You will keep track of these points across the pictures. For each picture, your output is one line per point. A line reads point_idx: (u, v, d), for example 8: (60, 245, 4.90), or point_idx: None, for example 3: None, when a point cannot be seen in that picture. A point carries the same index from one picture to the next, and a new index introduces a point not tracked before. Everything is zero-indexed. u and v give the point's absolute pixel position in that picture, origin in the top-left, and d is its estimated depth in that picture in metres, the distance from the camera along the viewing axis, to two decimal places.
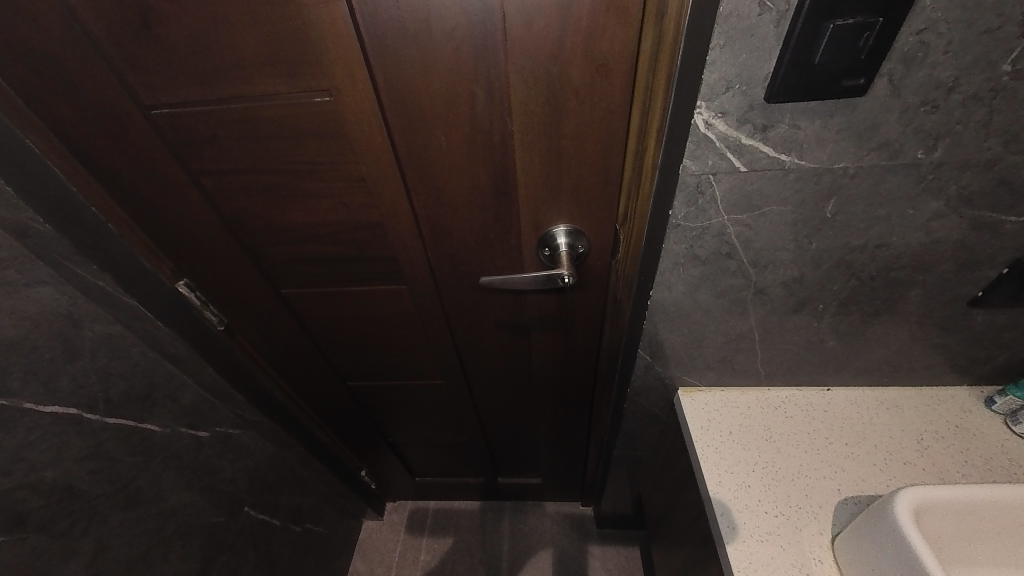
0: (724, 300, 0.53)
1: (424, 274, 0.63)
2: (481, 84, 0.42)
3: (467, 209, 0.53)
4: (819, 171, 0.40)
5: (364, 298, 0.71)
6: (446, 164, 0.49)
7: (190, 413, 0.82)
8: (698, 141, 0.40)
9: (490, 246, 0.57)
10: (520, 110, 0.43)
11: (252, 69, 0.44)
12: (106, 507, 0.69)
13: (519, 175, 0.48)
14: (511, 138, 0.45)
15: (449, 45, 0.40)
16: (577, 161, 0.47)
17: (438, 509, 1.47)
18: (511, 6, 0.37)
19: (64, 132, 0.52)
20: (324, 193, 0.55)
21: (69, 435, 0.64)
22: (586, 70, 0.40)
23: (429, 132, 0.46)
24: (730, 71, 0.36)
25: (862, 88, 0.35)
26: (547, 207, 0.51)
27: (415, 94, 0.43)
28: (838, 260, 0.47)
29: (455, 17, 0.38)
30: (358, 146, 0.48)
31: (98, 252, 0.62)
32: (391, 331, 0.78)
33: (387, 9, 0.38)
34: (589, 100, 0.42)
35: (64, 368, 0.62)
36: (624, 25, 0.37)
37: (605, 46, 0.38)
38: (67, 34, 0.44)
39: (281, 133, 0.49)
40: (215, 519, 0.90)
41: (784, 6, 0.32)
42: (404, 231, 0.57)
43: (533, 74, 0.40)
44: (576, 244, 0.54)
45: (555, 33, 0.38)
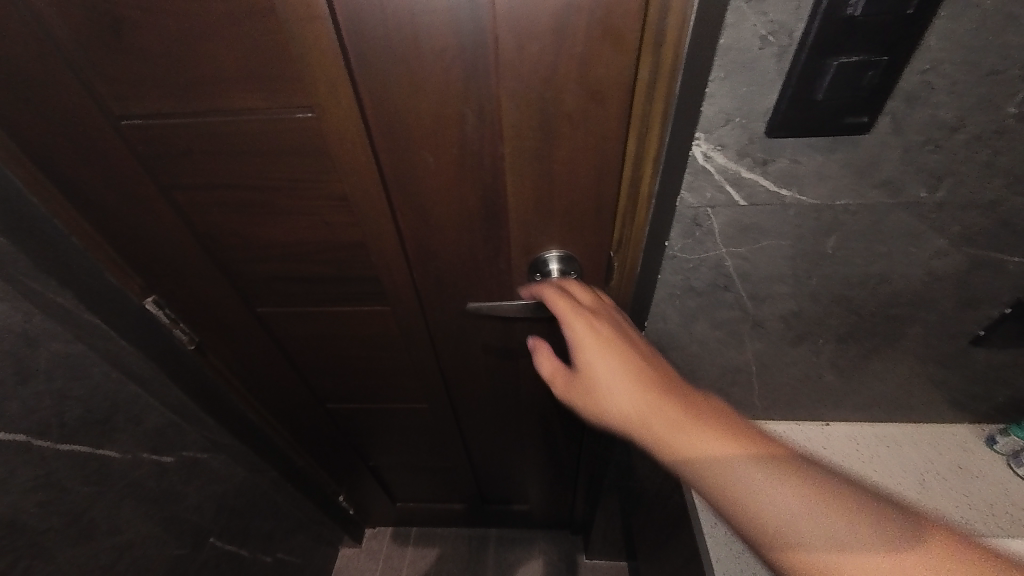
0: (721, 331, 0.52)
1: (409, 297, 0.61)
2: (471, 107, 0.40)
3: (454, 233, 0.51)
4: (819, 207, 0.40)
5: (344, 319, 0.68)
6: (434, 185, 0.46)
7: (154, 437, 0.77)
8: (696, 173, 0.39)
9: (478, 268, 0.55)
10: (510, 134, 0.41)
11: (229, 83, 0.42)
12: (55, 542, 0.64)
13: (510, 199, 0.46)
14: (503, 161, 0.43)
15: (438, 66, 0.38)
16: (568, 189, 0.44)
17: (420, 535, 1.40)
18: (503, 30, 0.35)
19: (28, 140, 0.49)
20: (304, 211, 0.52)
21: (16, 464, 0.58)
22: (580, 97, 0.38)
23: (417, 154, 0.44)
24: (729, 105, 0.35)
25: (864, 126, 0.34)
26: (540, 233, 0.49)
27: (402, 113, 0.41)
28: (838, 295, 0.46)
29: (445, 37, 0.36)
30: (341, 164, 0.46)
31: (59, 267, 0.58)
32: (373, 353, 0.74)
33: (374, 26, 0.36)
34: (584, 126, 0.39)
35: (15, 392, 0.57)
36: (620, 50, 0.35)
37: (600, 73, 0.36)
38: (33, 40, 0.41)
39: (259, 149, 0.47)
40: (177, 551, 0.84)
41: (785, 40, 0.31)
42: (388, 251, 0.55)
43: (526, 98, 0.39)
44: (568, 270, 0.51)
45: (548, 59, 0.36)
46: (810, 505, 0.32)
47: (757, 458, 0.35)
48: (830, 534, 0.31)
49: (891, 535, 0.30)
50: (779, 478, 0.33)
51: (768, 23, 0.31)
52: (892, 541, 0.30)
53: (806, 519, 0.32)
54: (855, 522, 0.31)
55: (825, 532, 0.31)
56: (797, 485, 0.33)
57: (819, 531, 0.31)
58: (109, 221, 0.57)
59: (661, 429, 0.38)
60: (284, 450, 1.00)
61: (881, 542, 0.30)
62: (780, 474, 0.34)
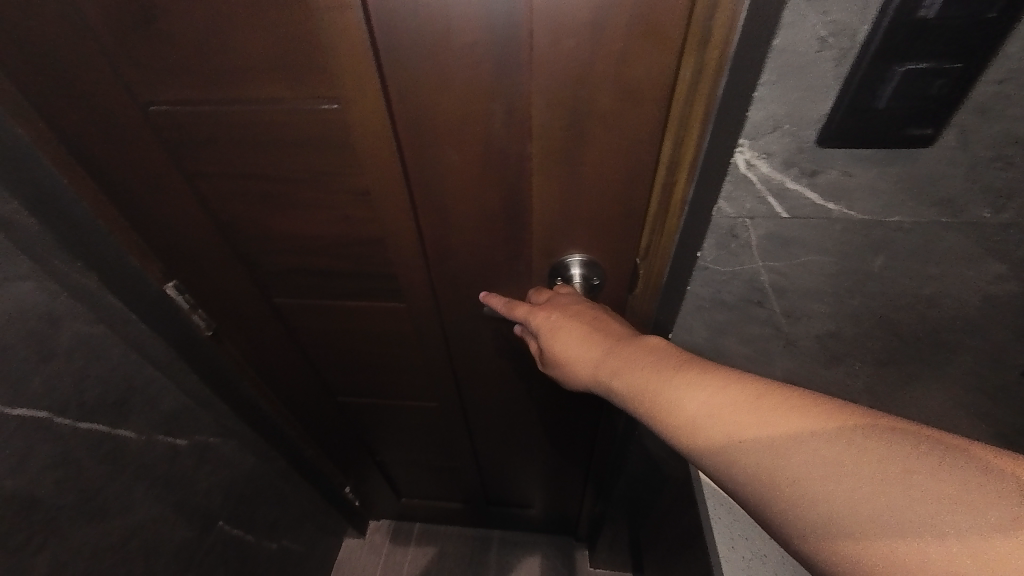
0: (750, 348, 0.49)
1: (425, 295, 0.60)
2: (500, 103, 0.39)
3: (475, 233, 0.50)
4: (868, 223, 0.37)
5: (359, 313, 0.68)
6: (458, 182, 0.45)
7: (169, 420, 0.78)
8: (737, 181, 0.37)
9: (498, 269, 0.53)
10: (539, 133, 0.40)
11: (255, 71, 0.41)
12: (69, 519, 0.65)
13: (535, 200, 0.45)
14: (529, 161, 0.42)
15: (468, 60, 0.37)
16: (597, 191, 0.43)
17: (423, 532, 1.40)
18: (538, 24, 0.34)
19: (59, 124, 0.50)
20: (323, 203, 0.52)
21: (36, 440, 0.60)
22: (615, 97, 0.36)
23: (441, 150, 0.43)
24: (779, 110, 0.33)
25: (929, 138, 0.32)
26: (564, 237, 0.47)
27: (427, 107, 0.40)
28: (881, 318, 0.43)
29: (477, 30, 0.35)
30: (364, 158, 0.45)
31: (84, 249, 0.59)
32: (386, 349, 0.74)
33: (404, 17, 0.35)
34: (618, 128, 0.38)
35: (37, 370, 0.58)
36: (661, 49, 0.33)
37: (637, 72, 0.34)
38: (67, 23, 0.42)
39: (282, 139, 0.46)
40: (186, 534, 0.85)
41: (847, 43, 0.29)
42: (407, 248, 0.54)
43: (558, 96, 0.37)
44: (591, 275, 0.49)
45: (584, 56, 0.34)
46: (812, 446, 0.28)
47: (740, 399, 0.31)
48: (852, 485, 0.26)
49: (909, 456, 0.25)
50: (770, 419, 0.30)
51: (829, 23, 0.29)
52: (918, 479, 0.25)
53: (820, 471, 0.27)
54: (865, 450, 0.26)
55: (854, 493, 0.26)
56: (792, 424, 0.29)
57: (849, 493, 0.26)
58: (134, 205, 0.58)
59: (644, 393, 0.36)
60: (293, 441, 1.02)
61: (899, 470, 0.25)
62: (771, 415, 0.30)
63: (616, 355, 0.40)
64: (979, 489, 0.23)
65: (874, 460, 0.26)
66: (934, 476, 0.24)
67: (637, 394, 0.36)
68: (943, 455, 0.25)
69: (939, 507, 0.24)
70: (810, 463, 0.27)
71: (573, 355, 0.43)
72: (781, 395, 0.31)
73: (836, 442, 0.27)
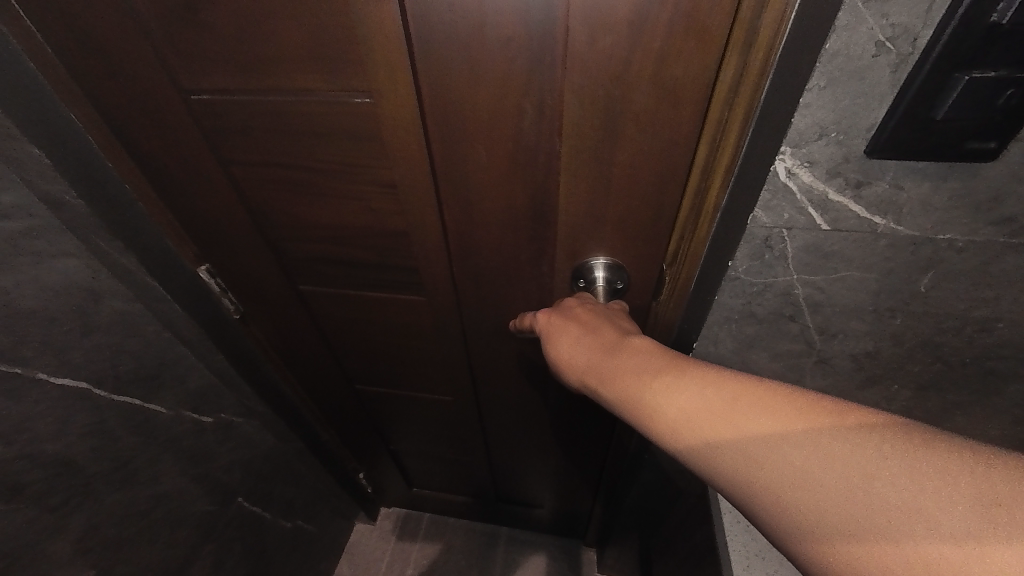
0: (779, 363, 0.47)
1: (446, 290, 0.60)
2: (531, 99, 0.38)
3: (500, 230, 0.49)
4: (917, 240, 0.35)
5: (381, 305, 0.69)
6: (485, 180, 0.45)
7: (196, 397, 0.81)
8: (776, 191, 0.35)
9: (520, 268, 0.53)
10: (569, 131, 0.39)
11: (289, 63, 0.42)
12: (102, 485, 0.68)
13: (562, 201, 0.44)
14: (558, 160, 0.41)
15: (502, 56, 0.36)
16: (627, 193, 0.42)
17: (432, 522, 1.42)
18: (575, 20, 0.33)
19: (110, 111, 0.53)
20: (350, 195, 0.53)
21: (75, 409, 0.63)
22: (652, 97, 0.35)
23: (469, 146, 0.43)
24: (826, 117, 0.31)
25: (991, 152, 0.30)
26: (589, 239, 0.47)
27: (457, 102, 0.40)
28: (924, 340, 0.41)
29: (513, 26, 0.34)
30: (392, 152, 0.46)
31: (126, 229, 0.62)
32: (404, 341, 0.75)
33: (439, 12, 0.35)
34: (652, 129, 0.37)
35: (79, 342, 0.61)
36: (703, 49, 0.32)
37: (678, 71, 0.33)
38: (118, 13, 0.44)
39: (314, 131, 0.47)
40: (207, 507, 0.89)
41: (906, 48, 0.27)
42: (431, 243, 0.54)
43: (591, 95, 0.36)
44: (615, 279, 0.48)
45: (621, 54, 0.33)
46: (785, 453, 0.26)
47: (716, 403, 0.29)
48: (820, 488, 0.24)
49: (877, 460, 0.24)
50: (748, 424, 0.28)
51: (889, 26, 0.27)
52: (882, 482, 0.23)
53: (791, 478, 0.26)
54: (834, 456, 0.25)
55: (829, 501, 0.24)
56: (769, 431, 0.27)
57: (819, 498, 0.25)
58: (175, 189, 0.60)
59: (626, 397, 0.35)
60: (311, 424, 1.06)
61: (867, 476, 0.24)
62: (749, 421, 0.28)
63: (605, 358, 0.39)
64: (943, 492, 0.22)
65: (845, 466, 0.24)
66: (902, 481, 0.23)
67: (621, 397, 0.35)
68: (913, 459, 0.23)
69: (900, 517, 0.22)
70: (787, 470, 0.26)
71: (569, 359, 0.42)
72: (758, 395, 0.29)
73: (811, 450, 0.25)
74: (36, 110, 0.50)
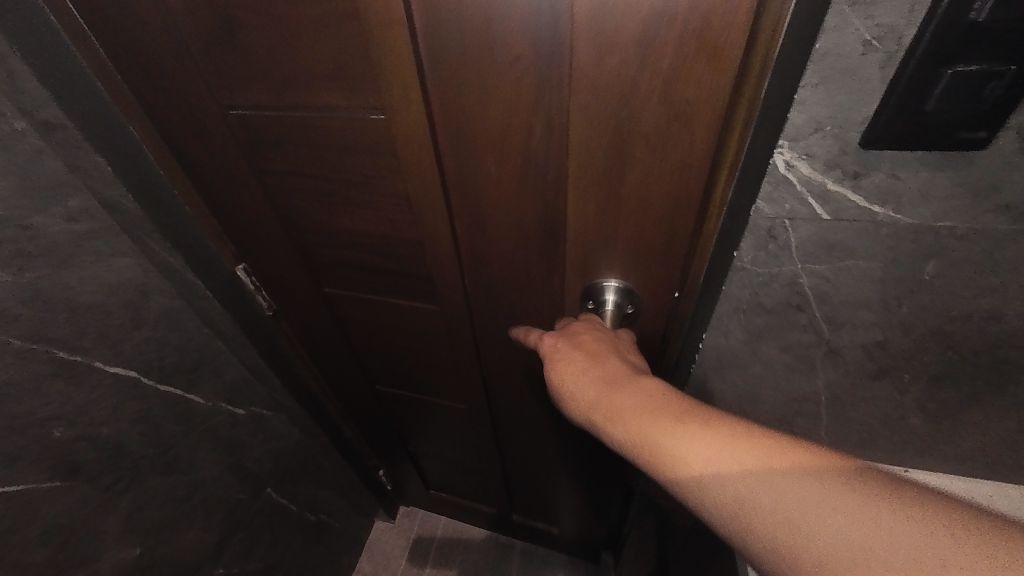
0: (789, 355, 0.48)
1: (459, 299, 0.63)
2: (540, 117, 0.40)
3: (511, 241, 0.51)
4: (919, 229, 0.36)
5: (398, 310, 0.72)
6: (495, 192, 0.47)
7: (231, 389, 0.86)
8: (776, 183, 0.37)
9: (531, 281, 0.55)
10: (578, 149, 0.40)
11: (316, 81, 0.46)
12: (147, 468, 0.74)
13: (570, 218, 0.46)
14: (567, 177, 0.43)
15: (512, 73, 0.38)
16: (634, 212, 0.43)
17: (449, 526, 1.45)
18: (582, 42, 0.34)
19: (164, 124, 0.59)
20: (372, 204, 0.56)
21: (126, 396, 0.69)
22: (661, 116, 0.36)
23: (482, 161, 0.45)
24: (821, 112, 0.33)
25: (982, 142, 0.31)
26: (601, 254, 0.48)
27: (469, 117, 0.42)
28: (933, 330, 0.41)
29: (521, 46, 0.36)
30: (408, 168, 0.49)
31: (174, 230, 0.67)
32: (420, 344, 0.78)
33: (450, 32, 0.37)
34: (662, 150, 0.38)
35: (131, 334, 0.67)
36: (713, 68, 0.32)
37: (689, 91, 0.34)
38: (171, 36, 0.49)
39: (339, 144, 0.51)
40: (239, 496, 0.94)
41: (893, 46, 0.29)
42: (444, 254, 0.57)
43: (599, 114, 0.38)
44: (625, 303, 0.50)
45: (630, 73, 0.35)
46: (797, 497, 0.27)
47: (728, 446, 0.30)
48: (836, 529, 0.26)
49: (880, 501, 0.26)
50: (759, 470, 0.29)
51: (874, 27, 0.29)
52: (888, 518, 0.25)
53: (806, 521, 0.26)
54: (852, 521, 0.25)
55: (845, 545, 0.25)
56: (783, 478, 0.28)
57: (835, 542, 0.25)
58: (216, 194, 0.66)
59: (642, 442, 0.34)
60: (335, 419, 1.10)
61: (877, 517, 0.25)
62: (764, 468, 0.29)
63: (620, 397, 0.37)
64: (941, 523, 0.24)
65: (848, 509, 0.26)
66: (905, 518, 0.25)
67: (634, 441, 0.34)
68: (911, 503, 0.25)
69: (904, 551, 0.24)
70: (800, 515, 0.27)
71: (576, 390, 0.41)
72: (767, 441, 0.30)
73: (824, 502, 0.26)
74: (99, 122, 0.56)
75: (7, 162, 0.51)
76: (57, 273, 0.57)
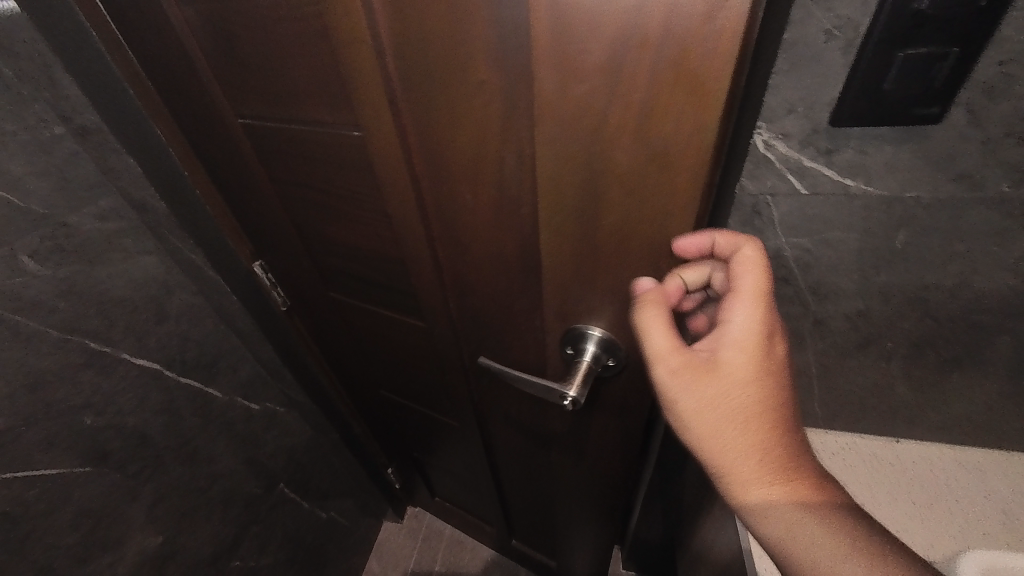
0: (780, 327, 0.52)
1: (443, 316, 0.64)
2: (508, 148, 0.39)
3: (489, 270, 0.52)
4: (888, 199, 0.40)
5: (391, 322, 0.75)
6: (471, 220, 0.48)
7: (246, 385, 0.89)
8: (758, 161, 0.41)
9: (514, 315, 0.55)
10: (549, 183, 0.39)
11: (308, 95, 0.49)
12: (169, 458, 0.77)
13: (545, 258, 0.45)
14: (539, 213, 0.42)
15: (477, 96, 0.37)
16: (610, 253, 0.41)
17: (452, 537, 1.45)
18: (543, 71, 0.33)
19: (189, 128, 0.63)
20: (363, 218, 0.59)
21: (151, 387, 0.72)
22: (637, 156, 0.34)
23: (455, 193, 0.46)
24: (793, 95, 0.37)
25: (936, 116, 0.34)
26: (578, 296, 0.47)
27: (439, 138, 0.43)
28: (909, 295, 0.45)
29: (484, 70, 0.35)
30: (387, 186, 0.51)
31: (198, 229, 0.71)
32: (412, 353, 0.79)
33: (414, 48, 0.38)
34: (641, 192, 0.36)
35: (155, 328, 0.71)
36: (695, 103, 0.30)
37: (670, 128, 0.32)
38: (195, 44, 0.53)
39: (330, 157, 0.54)
40: (255, 490, 0.97)
41: (852, 34, 0.33)
42: (428, 274, 0.59)
43: (567, 150, 0.36)
44: (604, 355, 0.51)
45: (598, 105, 0.32)
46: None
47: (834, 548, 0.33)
48: None
49: None
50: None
51: (835, 18, 0.32)
52: None
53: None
54: None
55: None
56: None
57: None
58: (233, 194, 0.70)
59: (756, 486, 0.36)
60: (347, 417, 1.13)
61: None
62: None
63: (766, 454, 0.36)
64: None
65: None
66: None
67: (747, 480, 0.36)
68: None
69: None
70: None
71: (710, 408, 0.37)
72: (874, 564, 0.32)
73: None
74: (131, 126, 0.61)
75: (45, 163, 0.56)
76: (89, 268, 0.61)
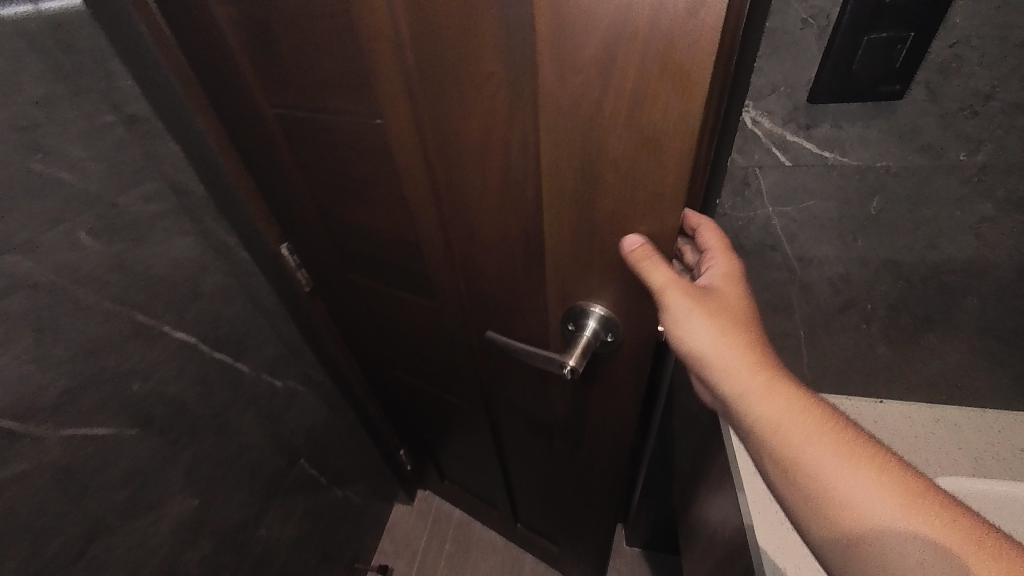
0: (770, 292, 0.58)
1: (454, 294, 0.69)
2: (515, 135, 0.44)
3: (496, 249, 0.56)
4: (862, 168, 0.45)
5: (405, 304, 0.80)
6: (482, 204, 0.53)
7: (271, 363, 0.95)
8: (747, 137, 0.46)
9: (519, 293, 0.60)
10: (549, 166, 0.43)
11: (334, 86, 0.54)
12: (203, 428, 0.83)
13: (547, 238, 0.50)
14: (542, 195, 0.46)
15: (487, 87, 0.42)
16: (604, 234, 0.46)
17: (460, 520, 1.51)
18: (545, 65, 0.37)
19: (226, 117, 0.68)
20: (381, 202, 0.64)
21: (188, 359, 0.77)
22: (629, 143, 0.38)
23: (467, 177, 0.51)
24: (776, 77, 0.42)
25: (898, 93, 0.40)
26: (578, 275, 0.51)
27: (453, 125, 0.48)
28: (886, 259, 0.51)
29: (494, 63, 0.40)
30: (405, 172, 0.56)
31: (233, 212, 0.77)
32: (424, 333, 0.84)
33: (433, 42, 0.43)
34: (633, 177, 0.40)
35: (191, 304, 0.76)
36: (680, 94, 0.34)
37: (657, 116, 0.36)
38: (233, 40, 0.58)
39: (353, 144, 0.59)
40: (278, 464, 1.02)
41: (824, 22, 0.38)
42: (442, 255, 0.64)
43: (566, 137, 0.40)
44: (605, 331, 0.54)
45: (593, 95, 0.37)
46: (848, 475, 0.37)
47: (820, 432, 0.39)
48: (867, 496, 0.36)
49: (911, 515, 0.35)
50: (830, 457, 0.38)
51: (809, 8, 0.38)
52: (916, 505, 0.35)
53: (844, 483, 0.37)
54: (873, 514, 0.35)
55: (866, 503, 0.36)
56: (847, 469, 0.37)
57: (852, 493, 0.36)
58: (263, 180, 0.75)
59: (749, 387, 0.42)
60: (360, 398, 1.19)
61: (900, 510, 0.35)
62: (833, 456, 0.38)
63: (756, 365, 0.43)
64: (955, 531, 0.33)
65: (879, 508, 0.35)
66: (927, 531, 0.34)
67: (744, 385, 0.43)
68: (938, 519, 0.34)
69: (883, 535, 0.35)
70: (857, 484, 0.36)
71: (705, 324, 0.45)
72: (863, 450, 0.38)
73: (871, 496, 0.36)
74: (173, 115, 0.66)
75: (100, 149, 0.61)
76: (135, 247, 0.67)
